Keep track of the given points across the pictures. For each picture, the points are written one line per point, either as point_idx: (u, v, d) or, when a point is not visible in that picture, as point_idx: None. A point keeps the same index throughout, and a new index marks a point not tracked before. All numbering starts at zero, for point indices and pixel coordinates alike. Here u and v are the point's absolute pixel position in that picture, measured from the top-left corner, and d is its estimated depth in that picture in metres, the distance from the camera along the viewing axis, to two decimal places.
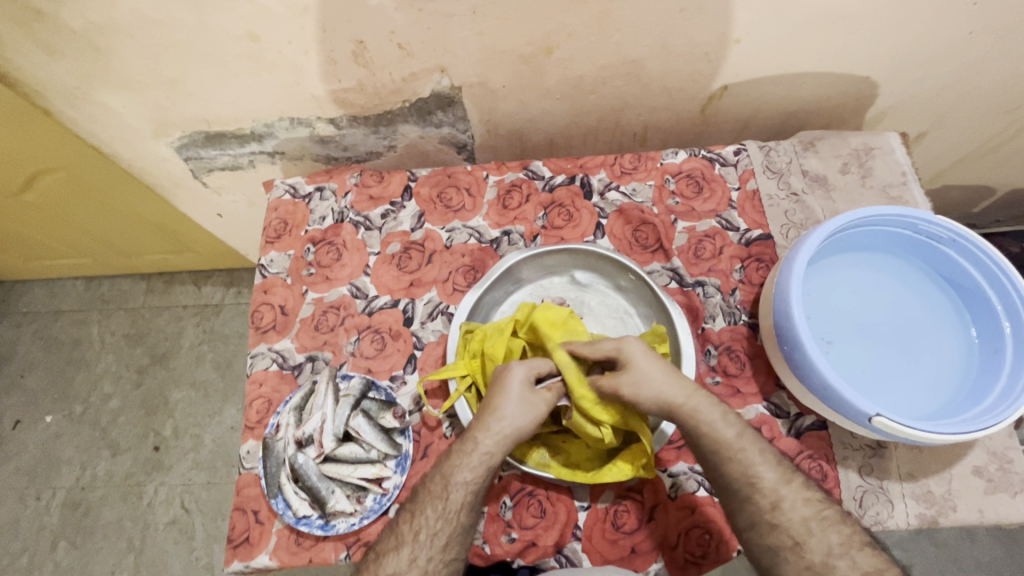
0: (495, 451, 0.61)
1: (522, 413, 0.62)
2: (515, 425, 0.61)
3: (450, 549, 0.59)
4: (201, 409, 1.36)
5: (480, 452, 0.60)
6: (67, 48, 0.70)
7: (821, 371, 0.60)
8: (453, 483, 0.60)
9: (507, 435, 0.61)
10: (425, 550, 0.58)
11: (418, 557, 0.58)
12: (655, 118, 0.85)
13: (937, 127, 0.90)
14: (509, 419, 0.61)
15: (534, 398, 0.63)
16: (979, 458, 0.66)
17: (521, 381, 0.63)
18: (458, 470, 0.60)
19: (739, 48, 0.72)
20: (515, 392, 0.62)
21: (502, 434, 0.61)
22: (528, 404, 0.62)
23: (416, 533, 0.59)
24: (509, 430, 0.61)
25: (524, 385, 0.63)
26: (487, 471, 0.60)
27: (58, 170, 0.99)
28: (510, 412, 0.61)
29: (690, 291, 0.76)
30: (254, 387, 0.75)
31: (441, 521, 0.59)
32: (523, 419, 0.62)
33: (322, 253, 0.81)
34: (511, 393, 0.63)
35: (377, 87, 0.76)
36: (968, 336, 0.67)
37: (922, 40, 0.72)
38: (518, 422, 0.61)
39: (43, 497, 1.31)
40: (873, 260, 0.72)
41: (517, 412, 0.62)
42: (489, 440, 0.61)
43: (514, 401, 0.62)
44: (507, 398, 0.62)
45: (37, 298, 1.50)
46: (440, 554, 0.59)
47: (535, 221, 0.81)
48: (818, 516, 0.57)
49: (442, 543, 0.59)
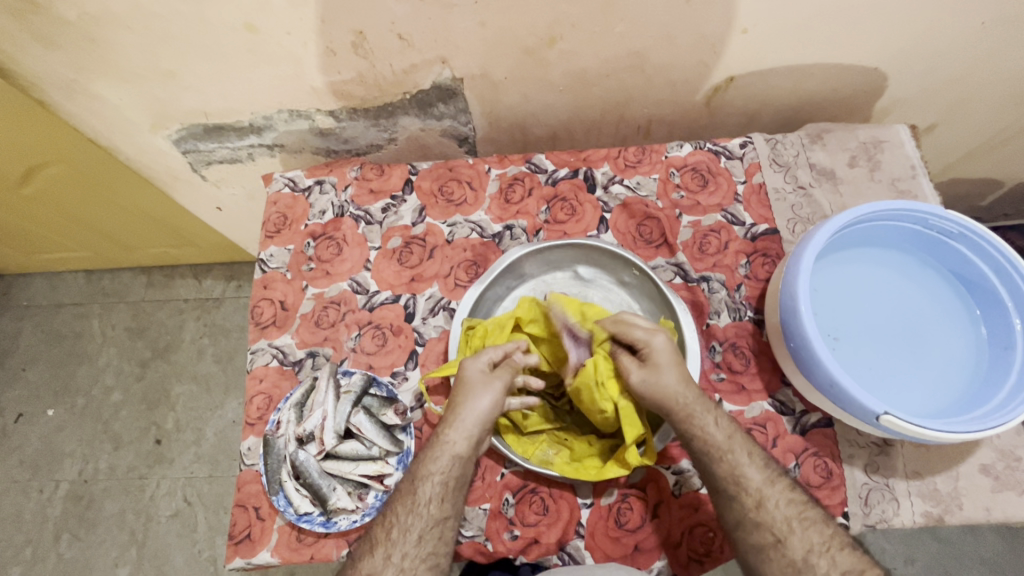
0: (459, 439, 0.61)
1: (482, 397, 0.62)
2: (476, 413, 0.62)
3: (425, 543, 0.58)
4: (203, 403, 1.36)
5: (444, 443, 0.61)
6: (62, 39, 0.69)
7: (828, 368, 0.59)
8: (421, 476, 0.60)
9: (468, 423, 0.61)
10: (400, 547, 0.57)
11: (393, 555, 0.57)
12: (660, 110, 0.84)
13: (947, 119, 0.88)
14: (470, 407, 0.62)
15: (493, 377, 0.63)
16: (987, 456, 0.65)
17: (477, 366, 0.64)
18: (425, 463, 0.61)
19: (745, 38, 0.70)
20: (473, 378, 0.63)
21: (465, 423, 0.61)
22: (486, 390, 0.62)
23: (388, 533, 0.59)
24: (471, 418, 0.61)
25: (479, 372, 0.64)
26: (452, 462, 0.60)
27: (55, 163, 0.98)
28: (471, 402, 0.62)
29: (695, 287, 0.75)
30: (254, 383, 0.75)
31: (412, 516, 0.59)
32: (485, 406, 0.62)
33: (322, 248, 0.80)
34: (468, 381, 0.63)
35: (377, 79, 0.75)
36: (976, 333, 0.66)
37: (934, 30, 0.71)
38: (480, 409, 0.62)
39: (46, 490, 1.31)
40: (881, 256, 0.71)
41: (479, 399, 0.62)
42: (454, 432, 0.61)
43: (474, 387, 0.63)
44: (464, 386, 0.63)
45: (38, 291, 1.49)
46: (415, 549, 0.58)
47: (537, 215, 0.80)
48: (819, 535, 0.56)
49: (416, 537, 0.58)
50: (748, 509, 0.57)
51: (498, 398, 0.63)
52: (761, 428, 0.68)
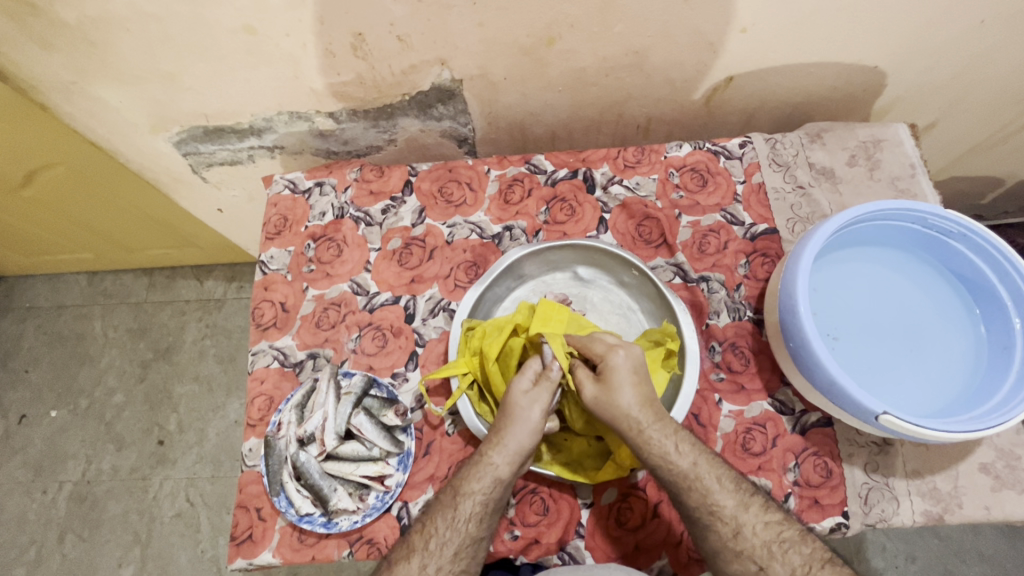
0: (501, 463, 0.61)
1: (528, 420, 0.62)
2: (521, 438, 0.61)
3: (458, 559, 0.58)
4: (205, 403, 1.36)
5: (487, 464, 0.61)
6: (61, 42, 0.69)
7: (826, 366, 0.59)
8: (463, 492, 0.60)
9: (512, 448, 0.61)
10: (435, 559, 0.58)
11: (427, 566, 0.57)
12: (658, 110, 0.84)
13: (946, 118, 0.88)
14: (514, 431, 0.61)
15: (534, 397, 0.63)
16: (986, 455, 0.65)
17: (519, 386, 0.63)
18: (467, 480, 0.60)
19: (744, 37, 0.70)
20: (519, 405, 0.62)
21: (509, 446, 0.61)
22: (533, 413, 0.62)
23: (426, 542, 0.59)
24: (516, 445, 0.61)
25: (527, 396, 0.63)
26: (495, 484, 0.60)
27: (56, 166, 0.98)
28: (516, 427, 0.61)
29: (694, 287, 0.75)
30: (255, 385, 0.75)
31: (451, 530, 0.59)
32: (527, 429, 0.61)
33: (322, 249, 0.81)
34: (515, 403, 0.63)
35: (376, 81, 0.75)
36: (976, 332, 0.66)
37: (933, 28, 0.71)
38: (526, 434, 0.61)
39: (49, 490, 1.32)
40: (881, 255, 0.71)
41: (523, 420, 0.62)
42: (498, 455, 0.61)
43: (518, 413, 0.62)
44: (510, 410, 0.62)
45: (40, 293, 1.50)
46: (449, 564, 0.58)
47: (537, 216, 0.80)
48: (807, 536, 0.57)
49: (452, 552, 0.58)
50: (755, 512, 0.57)
51: (541, 420, 0.62)
52: (761, 428, 0.68)
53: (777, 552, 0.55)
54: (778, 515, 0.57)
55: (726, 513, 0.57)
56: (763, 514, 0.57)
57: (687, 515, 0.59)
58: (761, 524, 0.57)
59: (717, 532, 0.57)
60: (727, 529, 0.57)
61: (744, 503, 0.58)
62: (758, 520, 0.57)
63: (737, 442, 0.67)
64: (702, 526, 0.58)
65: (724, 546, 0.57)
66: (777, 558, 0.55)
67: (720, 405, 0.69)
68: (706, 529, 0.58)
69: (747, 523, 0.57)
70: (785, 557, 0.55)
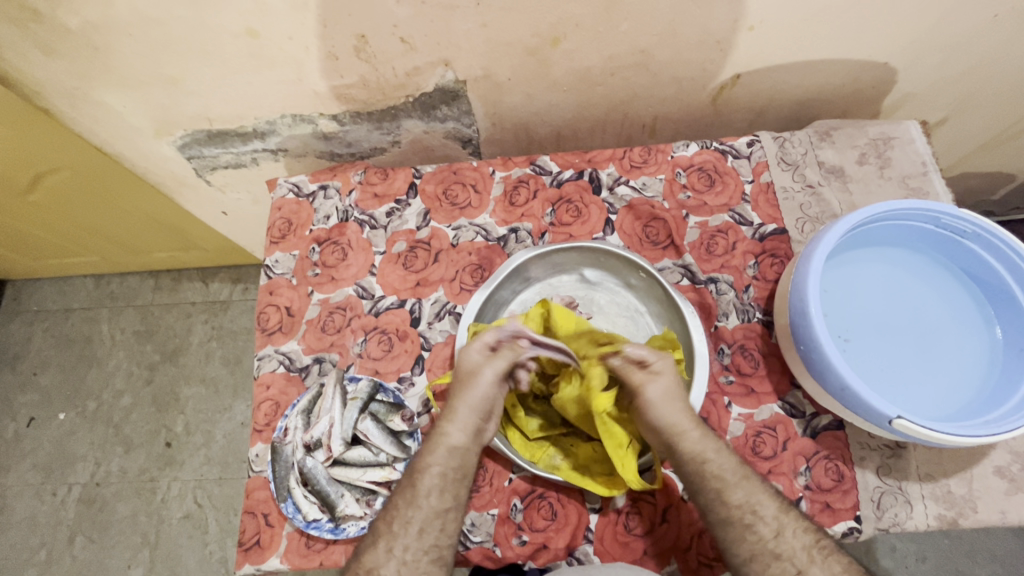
0: (454, 433, 0.62)
1: (475, 388, 0.63)
2: (471, 409, 0.62)
3: (426, 536, 0.58)
4: (211, 405, 1.36)
5: (440, 436, 0.62)
6: (64, 48, 0.69)
7: (838, 370, 0.58)
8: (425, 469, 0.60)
9: (461, 416, 0.62)
10: (401, 540, 0.57)
11: (394, 548, 0.57)
12: (666, 109, 0.83)
13: (959, 113, 0.86)
14: (465, 401, 0.62)
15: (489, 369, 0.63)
16: (1001, 458, 0.64)
17: (471, 354, 0.64)
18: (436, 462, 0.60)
19: (752, 35, 0.69)
20: (468, 369, 0.64)
21: (460, 415, 0.62)
22: (482, 389, 0.62)
23: (393, 531, 0.58)
24: (467, 414, 0.62)
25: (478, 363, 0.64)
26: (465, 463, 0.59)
27: (60, 170, 0.98)
28: (466, 397, 0.62)
29: (703, 288, 0.74)
30: (261, 390, 0.75)
31: (422, 510, 0.58)
32: (479, 399, 0.62)
33: (327, 253, 0.80)
34: (466, 372, 0.63)
35: (380, 82, 0.74)
36: (991, 334, 0.65)
37: (946, 22, 0.69)
38: (478, 403, 0.62)
39: (59, 493, 1.32)
40: (895, 255, 0.70)
41: (476, 391, 0.62)
42: (450, 425, 0.62)
43: (471, 381, 0.63)
44: (462, 378, 0.64)
45: (47, 295, 1.50)
46: (416, 541, 0.57)
47: (543, 218, 0.79)
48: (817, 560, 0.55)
49: (431, 541, 0.58)
50: (787, 518, 0.57)
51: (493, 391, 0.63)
52: (772, 431, 0.67)
53: (811, 561, 0.55)
54: (791, 521, 0.57)
55: (754, 516, 0.56)
56: (787, 517, 0.57)
57: (711, 517, 0.58)
58: (789, 524, 0.57)
59: (745, 531, 0.56)
60: (752, 531, 0.56)
61: (760, 503, 0.57)
62: (787, 523, 0.57)
63: (747, 446, 0.67)
64: (721, 528, 0.57)
65: (751, 550, 0.56)
66: (807, 560, 0.55)
67: (730, 408, 0.69)
68: (730, 530, 0.57)
69: (765, 527, 0.56)
70: (810, 562, 0.55)
